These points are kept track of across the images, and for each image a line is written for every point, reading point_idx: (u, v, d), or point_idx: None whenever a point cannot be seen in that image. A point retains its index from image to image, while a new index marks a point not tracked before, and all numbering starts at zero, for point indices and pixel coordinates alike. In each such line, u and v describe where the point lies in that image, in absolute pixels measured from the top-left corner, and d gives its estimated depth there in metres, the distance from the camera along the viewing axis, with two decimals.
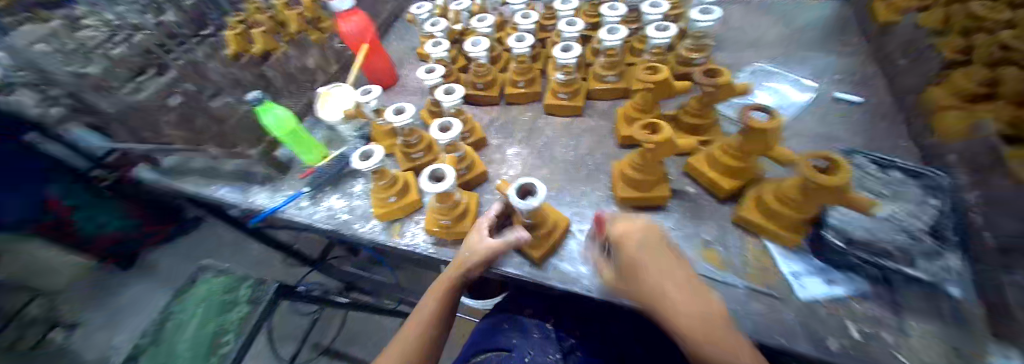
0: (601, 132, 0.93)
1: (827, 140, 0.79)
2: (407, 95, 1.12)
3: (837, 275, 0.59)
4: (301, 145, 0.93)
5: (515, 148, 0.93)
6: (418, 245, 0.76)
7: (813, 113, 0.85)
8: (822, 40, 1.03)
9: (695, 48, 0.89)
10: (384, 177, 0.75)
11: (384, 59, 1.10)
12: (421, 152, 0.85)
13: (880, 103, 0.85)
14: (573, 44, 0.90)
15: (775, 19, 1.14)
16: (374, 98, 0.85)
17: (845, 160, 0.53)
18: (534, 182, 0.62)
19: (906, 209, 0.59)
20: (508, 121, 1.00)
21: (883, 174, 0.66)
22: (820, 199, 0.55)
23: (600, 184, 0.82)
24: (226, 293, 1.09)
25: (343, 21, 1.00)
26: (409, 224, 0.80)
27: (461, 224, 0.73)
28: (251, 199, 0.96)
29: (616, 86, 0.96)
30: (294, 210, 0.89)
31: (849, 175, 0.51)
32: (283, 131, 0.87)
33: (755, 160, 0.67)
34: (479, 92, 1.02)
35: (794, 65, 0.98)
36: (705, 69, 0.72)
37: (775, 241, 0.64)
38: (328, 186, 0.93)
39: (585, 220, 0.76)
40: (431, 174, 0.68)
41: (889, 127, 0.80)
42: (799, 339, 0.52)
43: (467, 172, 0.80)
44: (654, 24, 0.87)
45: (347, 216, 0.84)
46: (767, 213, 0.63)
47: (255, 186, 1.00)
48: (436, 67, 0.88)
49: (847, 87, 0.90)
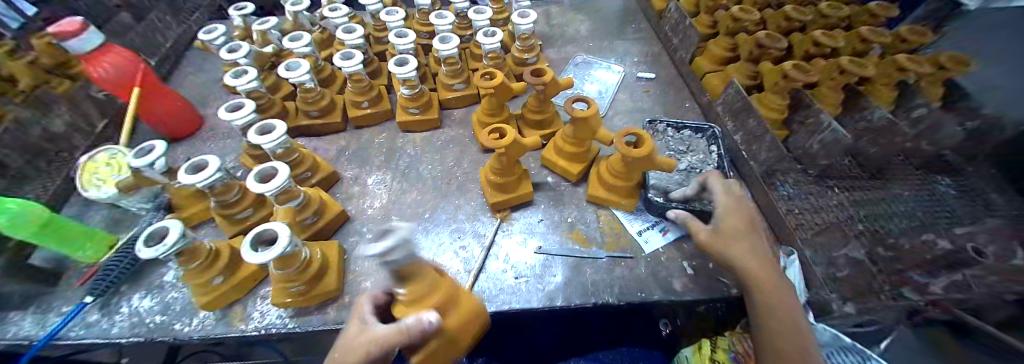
0: (462, 140, 0.93)
1: (640, 111, 0.94)
2: (221, 140, 0.93)
3: (667, 223, 0.69)
4: (68, 242, 0.69)
5: (375, 176, 0.85)
6: (271, 324, 0.62)
7: (626, 89, 1.01)
8: (621, 26, 1.24)
9: (525, 48, 0.95)
10: (196, 257, 0.59)
11: (177, 103, 0.90)
12: (249, 208, 0.71)
13: (670, 73, 1.05)
14: (407, 57, 0.85)
15: (585, 12, 1.32)
16: (158, 157, 0.67)
17: (645, 132, 0.63)
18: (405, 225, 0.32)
19: (698, 158, 0.74)
20: (364, 148, 0.91)
21: (679, 133, 0.81)
22: (638, 167, 0.64)
23: (472, 194, 0.82)
24: None
25: (94, 67, 0.77)
26: (255, 302, 0.66)
27: (321, 283, 0.63)
28: (7, 333, 0.68)
29: (466, 93, 0.97)
30: (78, 331, 0.66)
31: (652, 144, 0.62)
32: (27, 230, 0.62)
33: (588, 143, 0.75)
34: (317, 121, 0.91)
35: (606, 51, 1.15)
36: (534, 69, 0.77)
37: (620, 208, 0.73)
38: (125, 284, 0.71)
39: (465, 235, 0.74)
40: (257, 236, 0.56)
41: (682, 91, 1.00)
42: (654, 288, 0.61)
43: (316, 220, 0.70)
44: (482, 30, 0.90)
45: (161, 318, 0.65)
46: (606, 187, 0.71)
47: (11, 312, 0.71)
48: (244, 101, 0.75)
49: (646, 64, 1.09)
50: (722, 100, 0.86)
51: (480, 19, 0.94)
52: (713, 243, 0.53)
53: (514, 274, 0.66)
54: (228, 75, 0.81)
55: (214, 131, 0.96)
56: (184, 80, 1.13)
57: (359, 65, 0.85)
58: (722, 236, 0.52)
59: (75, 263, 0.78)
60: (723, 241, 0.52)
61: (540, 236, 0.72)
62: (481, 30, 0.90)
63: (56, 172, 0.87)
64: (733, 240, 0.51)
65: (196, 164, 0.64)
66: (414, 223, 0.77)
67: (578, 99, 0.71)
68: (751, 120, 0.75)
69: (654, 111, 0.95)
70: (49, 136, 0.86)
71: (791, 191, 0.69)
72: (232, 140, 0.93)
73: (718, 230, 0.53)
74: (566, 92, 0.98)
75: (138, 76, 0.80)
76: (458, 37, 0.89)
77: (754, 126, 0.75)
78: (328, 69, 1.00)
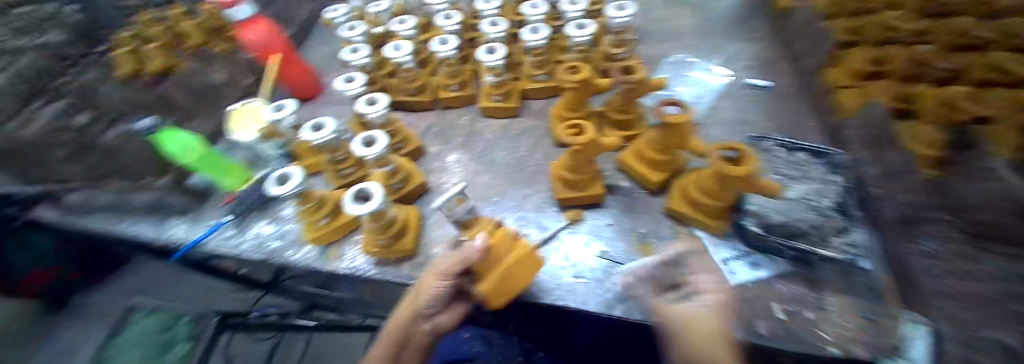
0: (539, 131, 0.92)
1: (743, 125, 0.83)
2: (334, 105, 1.06)
3: (760, 258, 0.63)
4: (215, 170, 0.87)
5: (454, 155, 0.90)
6: (358, 267, 0.73)
7: (729, 98, 0.90)
8: (732, 27, 1.10)
9: (617, 43, 0.89)
10: (309, 199, 0.74)
11: (303, 69, 1.04)
12: (352, 167, 0.81)
13: (786, 83, 0.92)
14: (498, 47, 0.87)
15: (691, 8, 1.20)
16: (289, 113, 0.79)
17: (748, 149, 0.55)
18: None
19: (812, 189, 0.64)
20: (447, 127, 0.96)
21: (793, 156, 0.70)
22: (734, 188, 0.56)
23: (541, 186, 0.82)
24: (163, 331, 1.09)
25: (246, 32, 0.94)
26: (348, 246, 0.77)
27: (400, 242, 0.71)
28: (169, 233, 0.88)
29: (548, 85, 0.96)
30: (218, 242, 0.83)
31: (755, 164, 0.53)
32: (190, 159, 0.83)
33: (676, 152, 0.69)
34: (411, 98, 0.99)
35: (711, 53, 1.03)
36: (622, 65, 0.72)
37: (703, 228, 0.67)
38: (255, 211, 0.87)
39: (529, 224, 0.75)
40: (357, 193, 0.63)
41: (797, 106, 0.87)
42: (731, 324, 0.55)
43: (403, 184, 0.78)
44: (573, 23, 0.88)
45: (278, 244, 0.80)
46: (691, 203, 0.65)
47: (172, 217, 0.91)
48: (356, 75, 0.85)
49: (757, 72, 0.96)
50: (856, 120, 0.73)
51: (572, 9, 0.92)
52: (708, 314, 0.46)
53: (573, 273, 0.65)
54: (346, 50, 0.92)
55: (330, 96, 1.10)
56: (309, 48, 1.30)
57: (453, 50, 0.91)
58: (708, 311, 0.46)
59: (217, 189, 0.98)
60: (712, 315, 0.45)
61: (607, 241, 0.69)
62: (573, 23, 0.88)
63: (212, 115, 1.07)
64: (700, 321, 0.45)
65: (316, 124, 0.75)
66: (481, 204, 0.80)
67: (671, 102, 0.63)
68: (894, 153, 0.63)
69: (762, 126, 0.84)
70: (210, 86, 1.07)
71: (936, 247, 0.53)
72: (343, 106, 1.05)
73: (703, 306, 0.47)
74: (659, 93, 0.91)
75: (278, 42, 0.95)
76: (549, 27, 0.89)
77: (897, 160, 0.63)
78: (426, 52, 1.07)
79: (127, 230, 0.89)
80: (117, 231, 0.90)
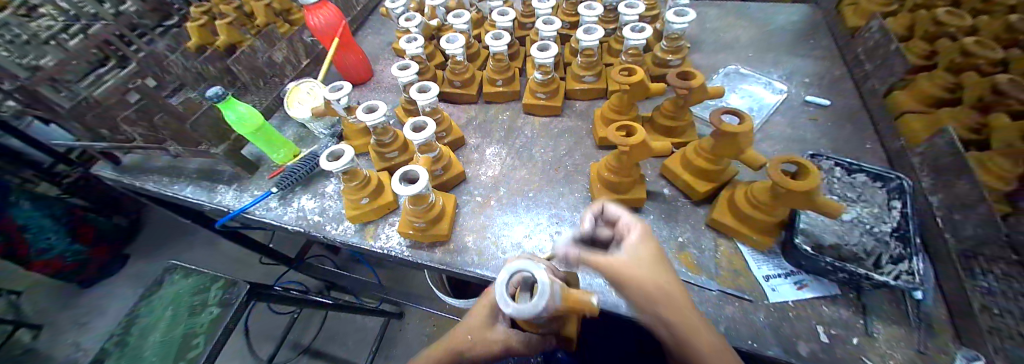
0: (579, 132, 0.92)
1: (799, 141, 0.81)
2: (382, 92, 1.11)
3: (805, 278, 0.59)
4: (267, 143, 0.93)
5: (493, 148, 0.93)
6: (392, 248, 0.77)
7: (780, 114, 0.87)
8: (793, 42, 1.06)
9: (670, 49, 0.90)
10: (355, 177, 0.76)
11: (356, 54, 1.08)
12: (396, 151, 0.87)
13: (847, 104, 0.88)
14: (550, 43, 0.90)
15: (750, 21, 1.16)
16: (343, 95, 0.83)
17: (812, 164, 0.53)
18: (533, 268, 0.38)
19: (866, 215, 0.63)
20: (487, 121, 1.00)
21: (848, 178, 0.69)
22: (791, 203, 0.55)
23: (578, 186, 0.81)
24: (193, 295, 1.10)
25: (312, 15, 0.97)
26: (383, 226, 0.82)
27: (436, 227, 0.74)
28: (217, 199, 0.97)
29: (595, 86, 0.96)
30: (263, 210, 0.89)
31: (819, 180, 0.52)
32: (248, 130, 0.86)
33: (728, 163, 0.67)
34: (457, 90, 1.03)
35: (765, 66, 1.00)
36: (678, 70, 0.71)
37: (747, 243, 0.65)
38: (299, 186, 0.93)
39: (562, 223, 0.75)
40: (403, 175, 0.67)
41: (857, 129, 0.82)
42: (770, 343, 0.53)
43: (443, 172, 0.81)
44: (630, 25, 0.86)
45: (318, 218, 0.85)
46: (739, 216, 0.64)
47: (223, 185, 1.00)
48: (410, 64, 0.89)
49: (816, 90, 0.92)
50: (922, 149, 0.70)
51: (631, 13, 0.91)
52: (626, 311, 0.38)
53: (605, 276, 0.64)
54: (402, 40, 0.97)
55: (377, 84, 1.14)
56: (363, 36, 1.34)
57: (506, 46, 0.94)
58: (637, 257, 0.38)
59: (267, 162, 1.05)
60: (639, 260, 0.37)
61: None
62: (629, 25, 0.87)
63: (269, 93, 1.14)
64: (645, 250, 0.39)
65: (369, 107, 0.81)
66: (518, 198, 0.81)
67: (729, 111, 0.63)
68: (962, 183, 0.60)
69: (816, 145, 0.81)
70: (269, 64, 1.12)
71: (990, 284, 0.53)
72: (391, 93, 1.10)
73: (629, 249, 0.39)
74: (709, 103, 0.89)
75: (338, 28, 0.99)
76: (603, 28, 0.89)
77: (964, 192, 0.59)
78: (476, 47, 1.09)
79: (181, 194, 1.00)
80: (174, 194, 1.00)
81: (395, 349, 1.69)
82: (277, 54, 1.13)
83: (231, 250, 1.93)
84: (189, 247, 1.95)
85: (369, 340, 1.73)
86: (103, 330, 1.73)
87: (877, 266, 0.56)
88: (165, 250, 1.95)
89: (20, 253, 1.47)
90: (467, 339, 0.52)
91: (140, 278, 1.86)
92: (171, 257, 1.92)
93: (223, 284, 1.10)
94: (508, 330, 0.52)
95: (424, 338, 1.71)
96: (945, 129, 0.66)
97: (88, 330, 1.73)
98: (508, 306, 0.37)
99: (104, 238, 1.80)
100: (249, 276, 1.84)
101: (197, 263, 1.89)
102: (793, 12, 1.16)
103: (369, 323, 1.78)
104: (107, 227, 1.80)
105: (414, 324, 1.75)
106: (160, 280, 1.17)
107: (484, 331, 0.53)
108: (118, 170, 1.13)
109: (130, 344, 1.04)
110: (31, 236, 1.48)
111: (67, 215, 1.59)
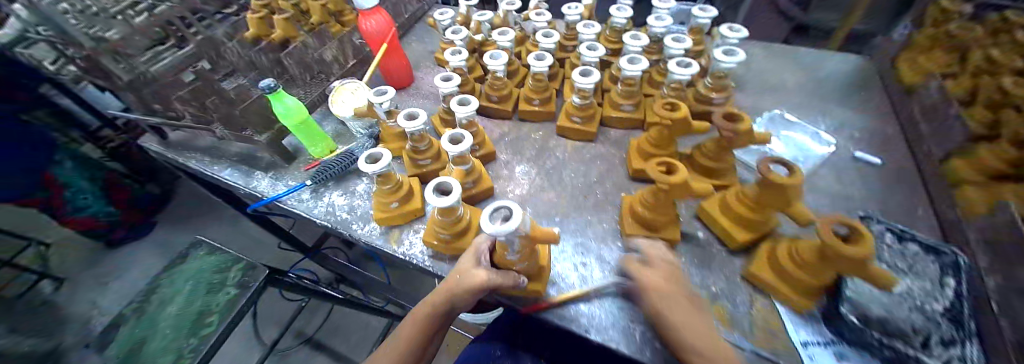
0: (612, 160, 0.91)
1: (844, 198, 0.77)
2: (420, 98, 1.13)
3: (847, 351, 0.56)
4: (309, 136, 0.96)
5: (523, 166, 0.94)
6: (414, 255, 0.77)
7: (826, 167, 0.83)
8: (843, 93, 1.03)
9: (715, 87, 0.88)
10: (389, 181, 0.77)
11: (400, 60, 1.11)
12: (429, 159, 0.88)
13: (899, 164, 0.84)
14: (592, 69, 0.90)
15: (797, 66, 1.13)
16: (388, 100, 0.86)
17: (867, 229, 0.51)
18: (511, 206, 0.55)
19: (917, 289, 0.59)
20: (519, 138, 1.01)
21: (899, 246, 0.66)
22: (839, 267, 0.52)
23: (607, 216, 0.80)
24: (214, 274, 1.13)
25: (364, 19, 1.01)
26: (408, 232, 0.82)
27: (461, 240, 0.73)
28: (253, 184, 1.00)
29: (632, 116, 0.95)
30: (294, 201, 0.91)
31: (874, 247, 0.49)
32: (294, 122, 0.89)
33: (772, 215, 0.64)
34: (493, 105, 1.04)
35: (811, 115, 0.97)
36: (726, 112, 0.70)
37: (786, 304, 0.61)
38: (332, 181, 0.95)
39: (589, 253, 0.73)
40: (437, 186, 0.67)
41: (910, 193, 0.78)
42: None
43: (473, 185, 0.81)
44: (676, 59, 0.85)
45: (346, 216, 0.87)
46: (780, 272, 0.61)
47: (259, 171, 1.04)
48: (453, 76, 0.91)
49: (866, 146, 0.88)
50: (981, 223, 0.65)
51: (677, 46, 0.88)
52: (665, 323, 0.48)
53: (631, 316, 0.62)
54: (446, 52, 1.00)
55: (416, 90, 1.17)
56: (407, 42, 1.38)
57: (547, 67, 0.94)
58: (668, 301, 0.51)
59: (303, 153, 1.08)
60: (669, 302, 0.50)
61: None
62: (675, 59, 0.86)
63: (314, 87, 1.18)
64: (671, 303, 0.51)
65: (410, 113, 0.82)
66: (545, 221, 0.80)
67: (778, 161, 0.61)
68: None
69: (864, 205, 0.77)
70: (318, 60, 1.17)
71: None
72: (428, 100, 1.12)
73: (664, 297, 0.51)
74: (755, 148, 0.86)
75: (387, 34, 1.02)
76: (648, 59, 0.87)
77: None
78: (517, 65, 1.10)
79: (219, 175, 1.04)
80: (213, 174, 1.05)
81: None
82: (326, 52, 1.19)
83: (252, 230, 1.99)
84: (212, 222, 2.02)
85: (371, 338, 1.73)
86: (123, 291, 1.80)
87: (928, 348, 0.52)
88: (190, 222, 2.02)
89: (58, 208, 1.59)
90: (455, 278, 0.57)
91: (164, 246, 1.93)
92: (195, 230, 1.99)
93: (243, 266, 1.13)
94: (485, 272, 0.55)
95: None
96: (1009, 206, 0.62)
97: (109, 289, 1.81)
98: (488, 226, 0.50)
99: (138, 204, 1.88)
100: (264, 258, 1.88)
101: (219, 239, 1.95)
102: (844, 62, 1.13)
103: (372, 321, 1.78)
104: (141, 194, 1.90)
105: None
106: (185, 254, 1.21)
107: (470, 274, 0.55)
108: (164, 144, 1.18)
109: (149, 313, 1.07)
110: (66, 195, 1.59)
111: (103, 179, 1.70)
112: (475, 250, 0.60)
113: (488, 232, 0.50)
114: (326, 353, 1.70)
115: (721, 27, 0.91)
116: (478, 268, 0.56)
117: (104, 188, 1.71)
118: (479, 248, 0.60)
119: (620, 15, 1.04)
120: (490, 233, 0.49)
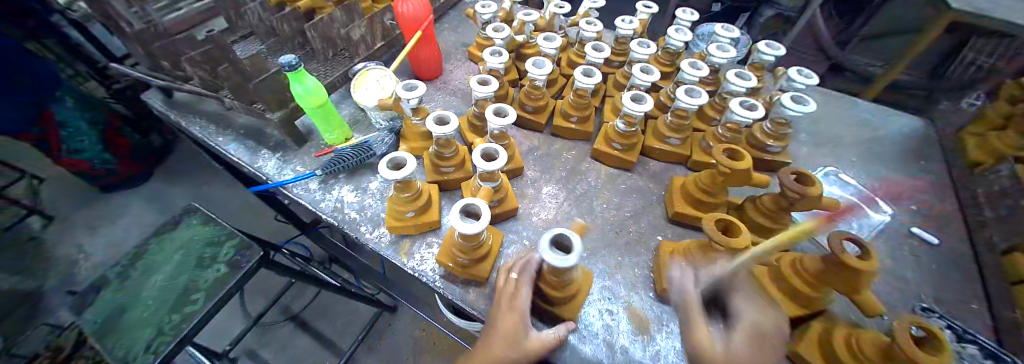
0: (648, 195, 0.85)
1: (896, 278, 0.72)
2: (447, 94, 1.05)
3: None
4: (325, 122, 0.88)
5: (551, 188, 0.87)
6: (425, 272, 0.71)
7: (879, 238, 0.78)
8: (898, 156, 0.96)
9: (773, 134, 0.83)
10: (408, 188, 0.70)
11: (433, 50, 1.03)
12: (454, 166, 0.80)
13: (954, 246, 0.78)
14: (645, 95, 0.83)
15: (851, 119, 1.07)
16: (416, 97, 0.76)
17: (947, 334, 0.45)
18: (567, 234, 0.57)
19: None
20: (550, 155, 0.94)
21: (960, 345, 0.60)
22: None
23: (639, 259, 0.74)
24: (205, 248, 1.07)
25: (402, 2, 0.90)
26: (420, 245, 0.75)
27: (479, 266, 0.67)
28: (257, 164, 0.92)
29: (677, 151, 0.88)
30: (300, 190, 0.84)
31: (953, 357, 0.44)
32: (311, 105, 0.81)
33: (828, 292, 0.58)
34: (527, 115, 0.96)
35: (863, 176, 0.91)
36: (794, 171, 0.64)
37: None
38: (343, 174, 0.88)
39: (617, 300, 0.67)
40: (462, 208, 0.61)
41: (964, 282, 0.72)
42: None
43: (497, 204, 0.75)
44: (740, 99, 0.80)
45: (354, 215, 0.80)
46: (827, 358, 0.55)
47: (266, 150, 0.97)
48: (490, 79, 0.83)
49: (920, 220, 0.82)
50: None
51: (742, 84, 0.84)
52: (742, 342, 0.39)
53: None
54: (486, 50, 0.91)
55: (444, 84, 1.09)
56: (439, 30, 1.30)
57: (596, 85, 0.87)
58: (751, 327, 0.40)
59: (315, 136, 1.01)
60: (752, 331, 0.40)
61: None
62: (738, 98, 0.81)
63: (335, 65, 1.10)
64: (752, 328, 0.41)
65: (442, 117, 0.75)
66: None
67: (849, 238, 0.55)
68: None
69: (918, 288, 0.71)
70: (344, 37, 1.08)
71: None
72: (455, 99, 1.04)
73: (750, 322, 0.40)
74: (816, 213, 0.79)
75: (423, 21, 0.94)
76: (708, 93, 0.81)
77: None
78: (557, 74, 1.03)
79: (221, 148, 0.96)
80: (215, 146, 0.97)
81: (380, 345, 1.63)
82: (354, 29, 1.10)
83: (250, 196, 1.92)
84: (209, 184, 1.94)
85: (359, 324, 1.69)
86: (111, 239, 1.73)
87: None
88: (186, 180, 1.94)
89: (52, 148, 1.48)
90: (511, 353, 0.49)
91: (156, 200, 1.86)
92: (190, 189, 1.91)
93: (237, 243, 1.07)
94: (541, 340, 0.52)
95: (412, 340, 1.65)
96: None
97: (97, 234, 1.74)
98: (550, 256, 0.52)
99: (135, 154, 1.80)
100: (258, 229, 1.82)
101: (214, 202, 1.88)
102: (902, 123, 1.06)
103: (361, 307, 1.73)
104: (139, 144, 1.81)
105: (406, 323, 1.69)
106: (176, 221, 1.14)
107: (524, 343, 0.50)
108: (168, 103, 1.10)
109: (132, 278, 1.01)
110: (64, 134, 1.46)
111: (104, 122, 1.59)
112: (520, 312, 0.53)
113: (551, 261, 0.51)
114: (309, 335, 1.65)
115: (792, 69, 0.85)
116: (530, 333, 0.52)
117: (103, 133, 1.60)
118: (524, 308, 0.54)
119: (679, 37, 0.96)
120: (550, 262, 0.52)
